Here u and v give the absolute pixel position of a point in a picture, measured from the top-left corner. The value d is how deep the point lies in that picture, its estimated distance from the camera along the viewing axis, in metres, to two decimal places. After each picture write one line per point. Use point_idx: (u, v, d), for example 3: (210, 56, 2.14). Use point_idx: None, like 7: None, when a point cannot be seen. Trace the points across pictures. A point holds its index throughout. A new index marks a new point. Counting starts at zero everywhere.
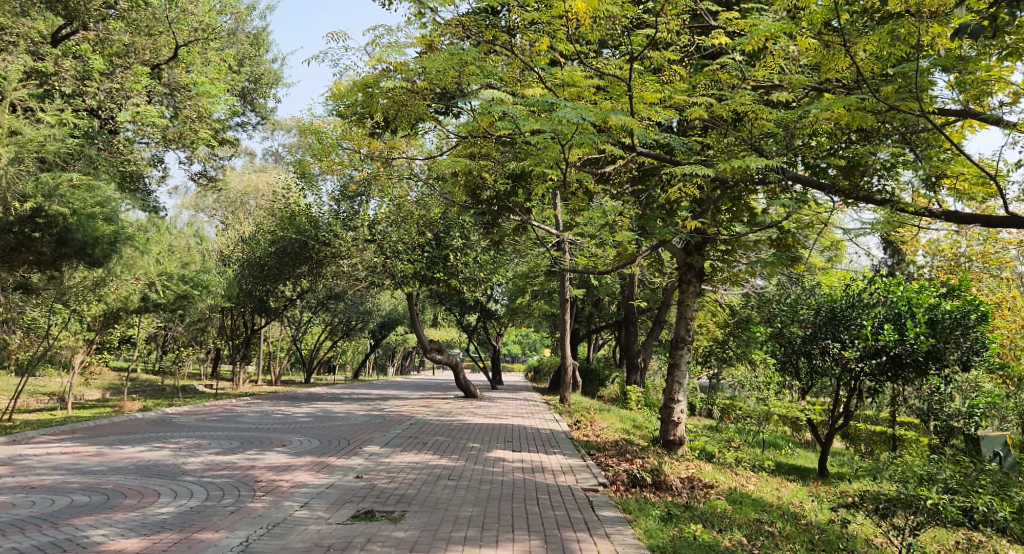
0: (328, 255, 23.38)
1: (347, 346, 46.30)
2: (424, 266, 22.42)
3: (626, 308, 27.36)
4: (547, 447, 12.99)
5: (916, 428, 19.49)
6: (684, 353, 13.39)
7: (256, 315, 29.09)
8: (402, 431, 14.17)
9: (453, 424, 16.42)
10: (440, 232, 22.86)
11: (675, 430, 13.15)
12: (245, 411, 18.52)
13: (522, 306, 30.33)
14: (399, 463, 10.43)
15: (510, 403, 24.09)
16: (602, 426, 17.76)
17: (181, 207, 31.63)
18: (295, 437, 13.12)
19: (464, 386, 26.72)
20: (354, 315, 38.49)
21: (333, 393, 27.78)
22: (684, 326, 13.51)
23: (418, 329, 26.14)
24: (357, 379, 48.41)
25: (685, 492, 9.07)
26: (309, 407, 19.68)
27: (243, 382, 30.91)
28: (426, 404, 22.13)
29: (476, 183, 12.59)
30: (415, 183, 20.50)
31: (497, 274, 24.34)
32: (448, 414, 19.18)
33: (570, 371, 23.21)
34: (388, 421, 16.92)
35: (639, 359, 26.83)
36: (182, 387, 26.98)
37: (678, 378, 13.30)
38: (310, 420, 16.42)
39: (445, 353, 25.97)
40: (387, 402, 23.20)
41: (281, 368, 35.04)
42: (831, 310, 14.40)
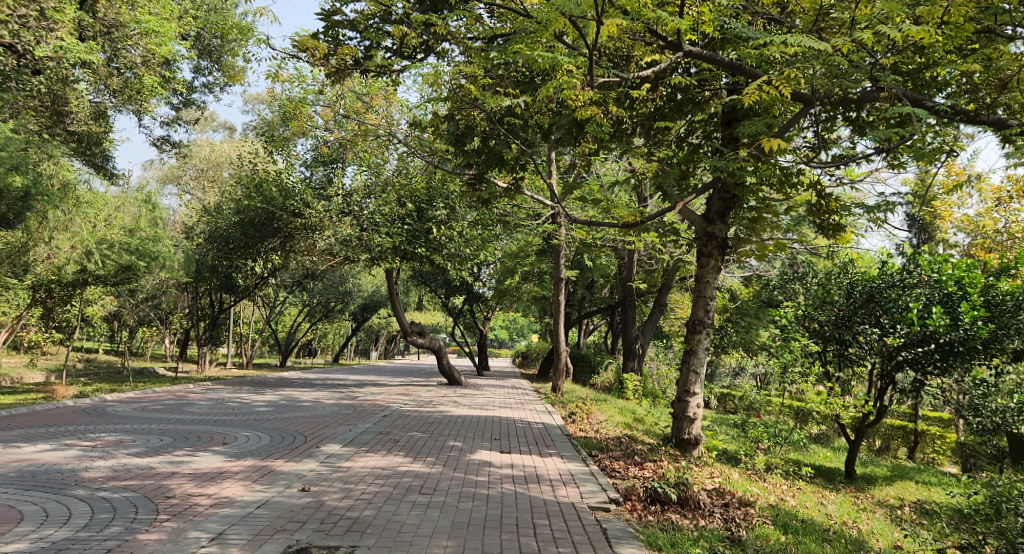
0: (300, 227, 21.40)
1: (327, 328, 44.27)
2: (404, 240, 20.46)
3: (623, 290, 25.42)
4: (540, 446, 11.06)
5: (941, 424, 17.73)
6: (703, 338, 11.44)
7: (224, 293, 27.03)
8: (369, 426, 12.14)
9: (433, 416, 14.40)
10: (423, 203, 20.88)
11: (691, 428, 11.30)
12: (199, 397, 16.53)
13: (511, 287, 28.38)
14: (359, 469, 8.47)
15: (497, 391, 22.20)
16: (600, 419, 15.84)
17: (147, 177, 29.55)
18: (242, 432, 11.13)
19: (448, 372, 24.73)
20: (333, 296, 36.52)
21: (305, 378, 25.84)
22: (703, 306, 11.51)
23: (398, 309, 24.08)
24: (338, 363, 46.55)
25: (720, 512, 7.22)
26: (272, 394, 17.67)
27: (210, 365, 28.87)
28: (405, 392, 20.20)
29: (460, 131, 10.61)
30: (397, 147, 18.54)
31: (484, 251, 22.37)
32: (428, 404, 17.24)
33: (562, 357, 21.26)
34: (360, 411, 14.91)
35: (636, 346, 24.92)
36: (142, 369, 24.92)
37: (695, 368, 11.40)
38: (269, 410, 14.39)
39: (427, 337, 23.99)
40: (363, 389, 21.21)
41: (254, 350, 32.95)
42: (868, 290, 12.50)
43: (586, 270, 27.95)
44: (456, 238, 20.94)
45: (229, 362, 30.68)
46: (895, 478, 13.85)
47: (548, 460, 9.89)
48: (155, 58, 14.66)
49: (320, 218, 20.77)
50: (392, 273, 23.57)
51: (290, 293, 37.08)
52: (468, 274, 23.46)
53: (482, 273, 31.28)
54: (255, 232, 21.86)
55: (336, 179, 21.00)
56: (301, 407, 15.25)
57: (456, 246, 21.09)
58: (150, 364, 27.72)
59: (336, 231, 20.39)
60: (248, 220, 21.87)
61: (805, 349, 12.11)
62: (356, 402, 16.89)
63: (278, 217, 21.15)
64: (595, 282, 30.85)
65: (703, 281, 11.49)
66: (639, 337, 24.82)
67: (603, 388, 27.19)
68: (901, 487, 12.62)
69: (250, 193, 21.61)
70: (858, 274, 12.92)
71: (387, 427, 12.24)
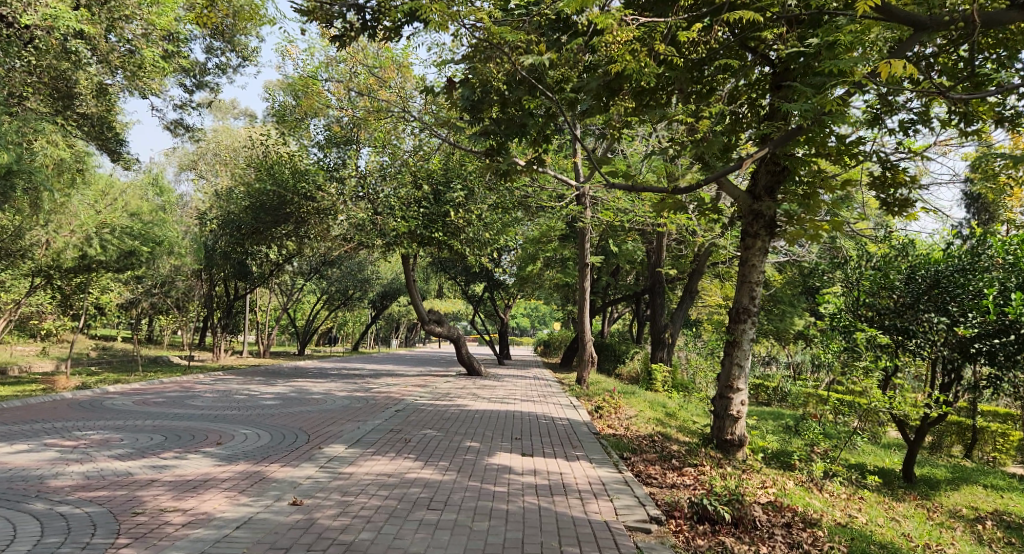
0: (313, 210, 20.46)
1: (346, 316, 43.45)
2: (421, 224, 19.47)
3: (651, 276, 24.32)
4: (566, 447, 10.05)
5: (996, 419, 16.54)
6: (748, 327, 10.38)
7: (238, 280, 26.21)
8: (379, 423, 11.18)
9: (449, 412, 13.42)
10: (441, 185, 19.90)
11: (734, 428, 10.33)
12: (205, 388, 15.62)
13: (533, 274, 27.34)
14: (363, 476, 7.49)
15: (518, 383, 21.17)
16: (629, 416, 14.76)
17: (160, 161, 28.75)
18: (241, 429, 10.15)
19: (468, 362, 23.76)
20: (352, 283, 35.70)
21: (321, 368, 25.00)
22: (748, 292, 10.43)
23: (415, 296, 23.10)
24: (358, 352, 45.81)
25: (781, 539, 6.39)
26: (284, 385, 16.78)
27: (225, 354, 28.10)
28: (423, 384, 19.25)
29: (479, 95, 9.49)
30: (413, 125, 17.54)
31: (505, 236, 21.34)
32: (445, 397, 16.27)
33: (588, 348, 20.20)
34: (373, 405, 13.94)
35: (665, 335, 23.80)
36: (154, 358, 24.15)
37: (739, 361, 10.38)
38: (277, 403, 13.46)
39: (445, 326, 23.03)
40: (379, 380, 20.27)
41: (271, 339, 32.14)
42: (933, 275, 11.84)
43: (611, 257, 26.84)
44: (476, 222, 19.92)
45: (245, 351, 29.90)
46: (952, 480, 12.73)
47: (575, 465, 8.88)
48: (156, 26, 13.70)
49: (333, 201, 19.78)
50: (409, 259, 22.59)
51: (307, 280, 36.28)
52: (488, 261, 22.44)
53: (503, 260, 30.27)
54: (266, 216, 20.90)
55: (350, 159, 19.96)
56: (311, 400, 14.30)
57: (475, 230, 20.04)
58: (163, 352, 26.97)
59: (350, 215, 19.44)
60: (258, 203, 20.88)
61: (862, 340, 11.02)
62: (369, 395, 15.95)
63: (290, 201, 20.19)
64: (621, 269, 29.75)
65: (749, 266, 10.42)
66: (668, 326, 23.68)
67: (629, 379, 26.12)
68: (962, 494, 11.48)
69: (261, 175, 20.64)
70: (920, 258, 12.21)
71: (399, 424, 11.27)
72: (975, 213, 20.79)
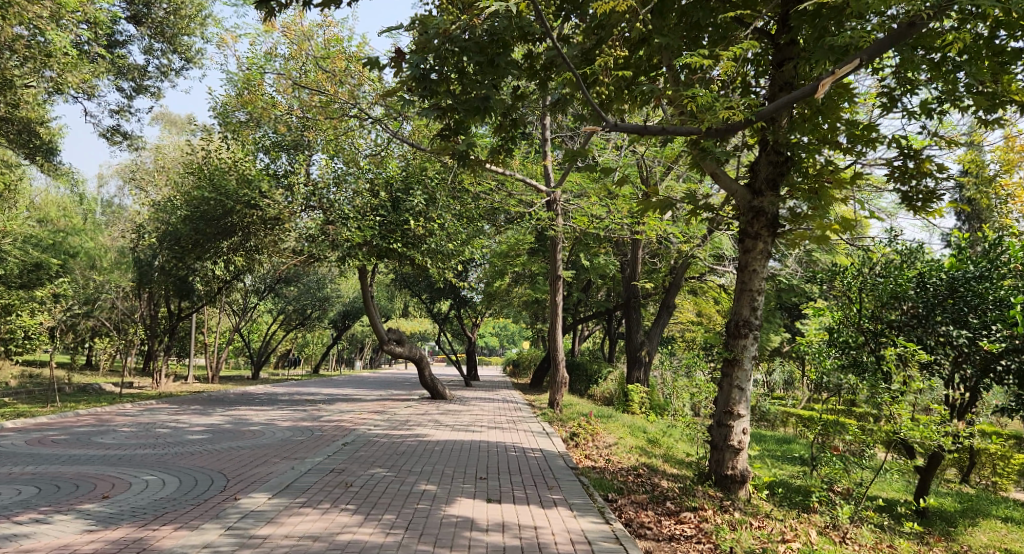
0: (257, 222, 18.67)
1: (306, 337, 41.46)
2: (377, 234, 17.84)
3: (627, 290, 22.93)
4: (541, 489, 8.45)
5: (1003, 439, 15.26)
6: (749, 344, 8.87)
7: (181, 298, 24.28)
8: (319, 462, 9.54)
9: (405, 444, 11.82)
10: (400, 191, 18.29)
11: (735, 461, 8.83)
12: (126, 419, 13.77)
13: (501, 290, 25.82)
14: (280, 543, 5.95)
15: (486, 407, 19.53)
16: (609, 444, 13.22)
17: (107, 173, 26.90)
18: (146, 473, 8.40)
19: (430, 384, 22.08)
20: (311, 302, 33.83)
21: (271, 393, 23.09)
22: (748, 302, 8.93)
23: (373, 315, 21.34)
24: (318, 374, 43.78)
25: None
26: (221, 415, 15.03)
27: (167, 379, 26.06)
28: (379, 410, 17.54)
29: (429, 66, 7.89)
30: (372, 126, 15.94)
31: (470, 249, 19.78)
32: (403, 426, 14.63)
33: (561, 369, 18.63)
34: (318, 437, 12.29)
35: (641, 353, 22.33)
36: (85, 385, 22.07)
37: (740, 384, 8.87)
38: (204, 438, 11.69)
39: (406, 346, 21.34)
40: (332, 406, 18.53)
41: (221, 362, 30.10)
42: (951, 281, 10.60)
43: (583, 271, 25.40)
44: (439, 232, 18.34)
45: (192, 375, 27.84)
46: (968, 511, 11.36)
47: (552, 515, 7.31)
48: (66, 6, 11.95)
49: (281, 210, 18.03)
50: (366, 274, 20.88)
51: (263, 299, 34.34)
52: (452, 275, 20.86)
53: (470, 275, 28.69)
54: (207, 228, 19.09)
55: (301, 164, 18.27)
56: (248, 432, 12.62)
57: (438, 240, 18.44)
58: (99, 378, 24.88)
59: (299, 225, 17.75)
60: (195, 213, 19.02)
61: (892, 356, 9.58)
62: (317, 424, 14.30)
63: (232, 211, 18.45)
64: (593, 283, 28.32)
65: (749, 271, 8.91)
66: (645, 343, 22.21)
67: (604, 400, 24.60)
68: (982, 535, 10.11)
69: (200, 182, 18.84)
70: (931, 264, 10.99)
71: (344, 462, 9.65)
72: (968, 221, 19.72)
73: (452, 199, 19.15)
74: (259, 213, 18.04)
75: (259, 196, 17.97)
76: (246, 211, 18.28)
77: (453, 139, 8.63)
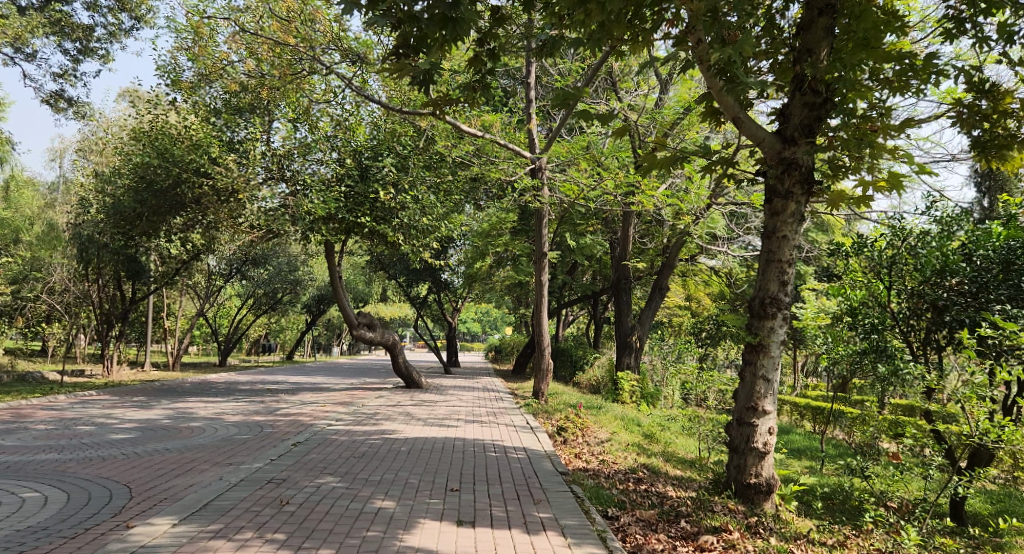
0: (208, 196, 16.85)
1: (278, 323, 39.68)
2: (343, 207, 16.22)
3: (616, 271, 21.47)
4: (525, 506, 6.89)
5: None
6: (777, 326, 7.33)
7: (134, 280, 22.50)
8: (259, 467, 8.01)
9: (367, 442, 10.32)
10: (368, 159, 16.70)
11: (759, 467, 7.28)
12: (50, 413, 12.12)
13: (481, 273, 24.29)
14: None
15: (464, 397, 18.02)
16: (600, 441, 11.75)
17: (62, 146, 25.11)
18: (33, 489, 6.81)
19: (404, 371, 20.52)
20: (281, 285, 32.09)
21: (233, 381, 21.41)
22: (777, 275, 7.36)
23: (342, 298, 19.66)
24: (292, 361, 42.02)
25: None
26: (166, 407, 13.46)
27: (122, 367, 24.32)
28: (345, 401, 15.97)
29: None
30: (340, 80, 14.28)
31: (446, 225, 18.19)
32: (369, 419, 13.08)
33: (546, 355, 17.10)
34: (268, 434, 10.78)
35: (632, 338, 20.66)
36: (26, 373, 20.29)
37: (765, 375, 7.35)
38: (133, 437, 10.11)
39: (378, 331, 19.72)
40: (295, 396, 16.93)
41: (183, 349, 28.39)
42: (1008, 253, 9.22)
43: (568, 253, 23.91)
44: (412, 206, 16.72)
45: (150, 362, 26.10)
46: (1009, 515, 9.99)
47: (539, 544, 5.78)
48: None
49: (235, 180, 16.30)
50: (333, 253, 19.16)
51: (231, 282, 32.57)
52: (429, 255, 19.29)
53: (449, 257, 27.11)
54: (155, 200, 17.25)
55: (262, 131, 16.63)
56: (189, 428, 11.07)
57: (410, 215, 16.81)
58: (46, 366, 23.08)
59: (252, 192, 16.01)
60: (139, 183, 17.24)
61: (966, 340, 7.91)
62: (271, 418, 12.75)
63: (181, 180, 16.72)
64: (580, 265, 26.84)
65: (778, 238, 7.33)
66: (635, 327, 20.62)
67: (590, 388, 23.18)
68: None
69: (144, 149, 17.05)
70: (979, 232, 9.57)
71: (289, 468, 8.13)
72: (981, 195, 18.39)
73: (428, 170, 17.58)
74: (209, 182, 16.33)
75: (209, 162, 16.24)
76: (195, 180, 16.52)
77: (411, 60, 7.11)
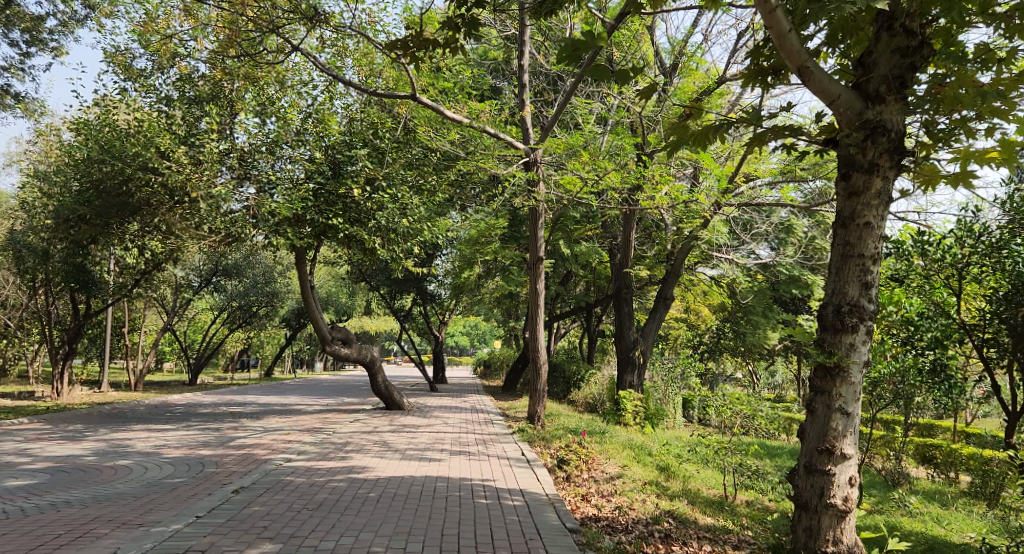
0: (158, 197, 14.62)
1: (255, 338, 37.64)
2: (312, 207, 14.42)
3: (616, 279, 19.63)
4: None
5: None
6: (861, 344, 5.63)
7: (87, 293, 20.50)
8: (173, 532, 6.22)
9: (330, 483, 8.60)
10: (341, 153, 14.97)
11: (837, 532, 5.65)
12: None
13: (469, 284, 22.50)
14: None
15: (450, 421, 16.19)
16: (609, 477, 10.04)
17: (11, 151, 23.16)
18: None
19: (384, 391, 18.65)
20: (256, 299, 30.13)
21: (194, 404, 19.43)
22: (861, 274, 5.65)
23: (315, 311, 17.77)
24: (271, 378, 40.00)
25: None
26: (101, 438, 11.58)
27: (77, 387, 22.31)
28: (314, 428, 14.08)
29: None
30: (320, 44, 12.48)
31: (430, 228, 16.40)
32: (336, 452, 11.21)
33: (541, 374, 15.26)
34: (212, 473, 8.99)
35: (634, 352, 18.80)
36: None
37: (844, 407, 5.67)
38: (38, 483, 8.21)
39: (354, 348, 17.85)
40: (257, 422, 15.01)
41: (148, 366, 26.38)
42: None
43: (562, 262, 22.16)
44: (390, 206, 14.91)
45: (109, 381, 24.08)
46: None
47: None
48: None
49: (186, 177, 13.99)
50: (304, 261, 17.27)
51: (203, 294, 30.57)
52: (410, 264, 17.52)
53: (434, 267, 25.30)
54: (98, 203, 14.93)
55: (226, 127, 14.74)
56: (118, 467, 9.24)
57: (389, 216, 14.98)
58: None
59: (206, 191, 13.80)
60: (82, 183, 15.23)
61: None
62: (221, 450, 10.90)
63: (128, 177, 14.54)
64: (574, 275, 25.09)
65: (862, 225, 5.62)
66: (638, 341, 18.82)
67: (586, 407, 21.41)
68: None
69: (87, 144, 14.99)
70: None
71: (214, 532, 6.36)
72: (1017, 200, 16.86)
73: (408, 169, 15.83)
74: (158, 179, 14.17)
75: (158, 157, 14.02)
76: (141, 178, 14.37)
77: None
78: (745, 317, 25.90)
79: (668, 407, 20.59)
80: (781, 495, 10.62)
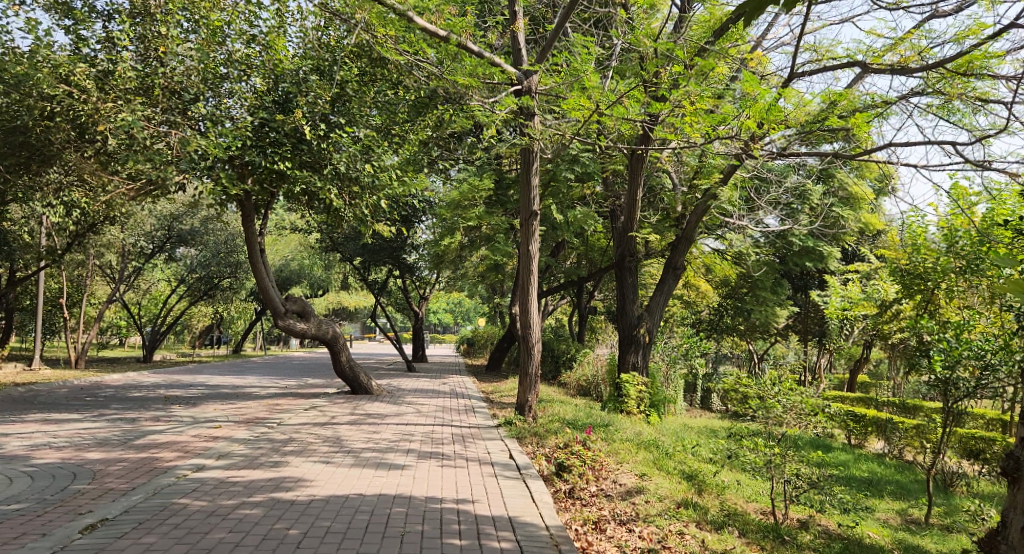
0: (62, 136, 11.94)
1: (223, 314, 34.99)
2: (253, 145, 12.05)
3: (618, 246, 17.12)
4: None
5: None
6: None
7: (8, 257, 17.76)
8: None
9: (237, 512, 6.09)
10: (292, 84, 12.52)
11: None
12: None
13: (450, 253, 19.94)
14: None
15: (424, 409, 13.69)
16: (625, 494, 7.60)
17: None
18: None
19: (347, 373, 16.12)
20: (217, 270, 27.44)
21: (129, 385, 16.78)
22: None
23: (268, 279, 15.17)
24: (239, 356, 37.34)
25: None
26: None
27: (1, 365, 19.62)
28: (254, 419, 11.51)
29: None
30: None
31: (402, 182, 13.87)
32: (268, 454, 8.69)
33: (534, 356, 12.80)
34: (76, 494, 6.40)
35: (639, 331, 16.31)
36: None
37: None
38: None
39: (312, 322, 15.26)
40: (189, 409, 12.43)
41: (92, 341, 23.77)
42: None
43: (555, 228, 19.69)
44: (350, 148, 12.44)
45: (43, 358, 21.39)
46: None
47: None
48: None
49: (93, 109, 11.33)
50: (254, 220, 14.63)
51: (159, 262, 27.85)
52: (381, 226, 15.02)
53: (412, 235, 22.72)
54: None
55: (151, 54, 12.03)
56: None
57: (348, 161, 12.49)
58: None
59: (116, 123, 11.12)
60: None
61: None
62: (116, 453, 8.32)
63: (24, 109, 11.83)
64: (565, 245, 22.55)
65: None
66: (642, 317, 16.36)
67: (580, 391, 19.01)
68: None
69: None
70: None
71: None
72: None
73: (375, 112, 13.43)
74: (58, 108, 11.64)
75: (56, 80, 11.44)
76: (40, 109, 11.67)
77: None
78: (749, 292, 23.41)
79: (671, 392, 18.21)
80: (843, 513, 8.19)
